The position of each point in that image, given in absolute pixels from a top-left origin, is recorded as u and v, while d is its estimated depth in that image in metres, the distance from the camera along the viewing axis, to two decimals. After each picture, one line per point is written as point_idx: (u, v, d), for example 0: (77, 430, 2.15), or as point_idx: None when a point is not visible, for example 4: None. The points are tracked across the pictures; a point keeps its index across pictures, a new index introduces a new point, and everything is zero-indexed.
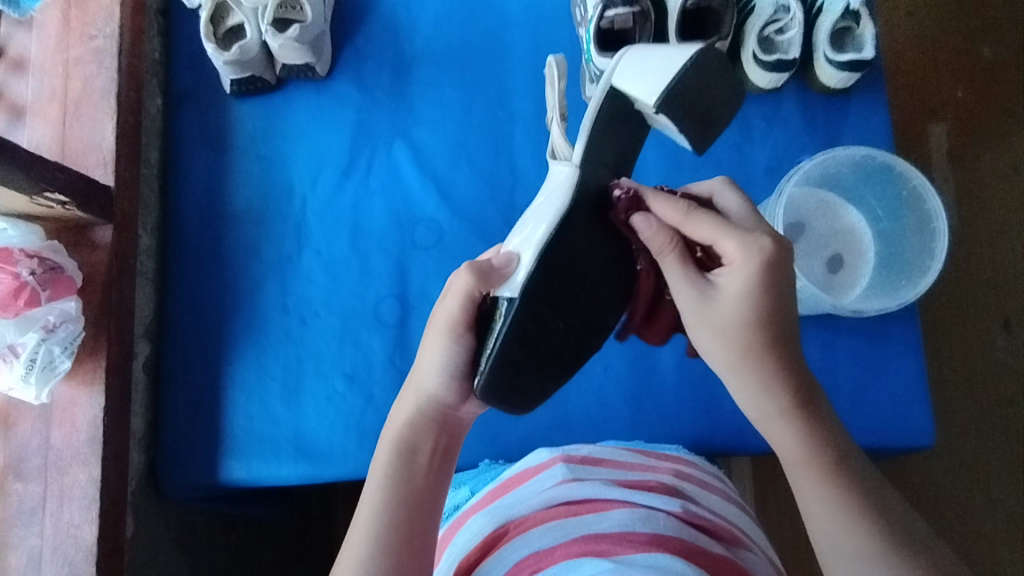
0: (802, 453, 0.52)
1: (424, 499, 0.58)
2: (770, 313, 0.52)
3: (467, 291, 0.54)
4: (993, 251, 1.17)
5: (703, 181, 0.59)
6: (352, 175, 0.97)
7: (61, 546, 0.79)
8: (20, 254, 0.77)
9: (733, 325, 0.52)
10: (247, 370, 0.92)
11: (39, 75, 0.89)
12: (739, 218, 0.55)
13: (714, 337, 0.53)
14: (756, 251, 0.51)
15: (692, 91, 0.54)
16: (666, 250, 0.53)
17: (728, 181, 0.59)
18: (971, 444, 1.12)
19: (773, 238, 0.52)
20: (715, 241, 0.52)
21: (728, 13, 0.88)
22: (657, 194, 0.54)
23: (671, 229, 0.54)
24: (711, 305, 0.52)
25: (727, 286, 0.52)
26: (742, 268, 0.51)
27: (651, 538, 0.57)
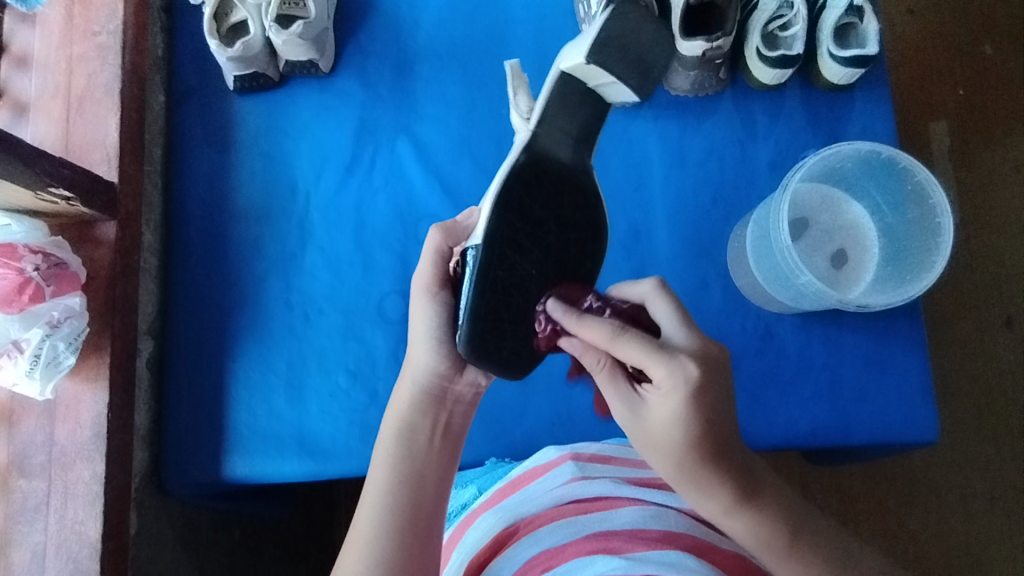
0: (758, 540, 0.54)
1: (423, 482, 0.58)
2: (699, 435, 0.52)
3: (435, 248, 0.61)
4: (995, 248, 1.17)
5: (639, 283, 0.60)
6: (355, 171, 0.97)
7: (66, 542, 0.79)
8: (24, 251, 0.78)
9: (662, 445, 0.53)
10: (251, 366, 0.92)
11: (42, 72, 0.89)
12: (669, 326, 0.56)
13: (647, 452, 0.55)
14: (676, 378, 0.50)
15: (620, 42, 0.58)
16: (600, 366, 0.56)
17: (660, 286, 0.59)
18: (973, 442, 1.11)
19: (699, 352, 0.52)
20: (638, 362, 0.52)
21: (730, 10, 0.88)
22: (577, 318, 0.54)
23: (602, 351, 0.55)
24: (640, 423, 0.54)
25: (653, 409, 0.53)
26: (671, 397, 0.51)
27: (663, 535, 0.57)
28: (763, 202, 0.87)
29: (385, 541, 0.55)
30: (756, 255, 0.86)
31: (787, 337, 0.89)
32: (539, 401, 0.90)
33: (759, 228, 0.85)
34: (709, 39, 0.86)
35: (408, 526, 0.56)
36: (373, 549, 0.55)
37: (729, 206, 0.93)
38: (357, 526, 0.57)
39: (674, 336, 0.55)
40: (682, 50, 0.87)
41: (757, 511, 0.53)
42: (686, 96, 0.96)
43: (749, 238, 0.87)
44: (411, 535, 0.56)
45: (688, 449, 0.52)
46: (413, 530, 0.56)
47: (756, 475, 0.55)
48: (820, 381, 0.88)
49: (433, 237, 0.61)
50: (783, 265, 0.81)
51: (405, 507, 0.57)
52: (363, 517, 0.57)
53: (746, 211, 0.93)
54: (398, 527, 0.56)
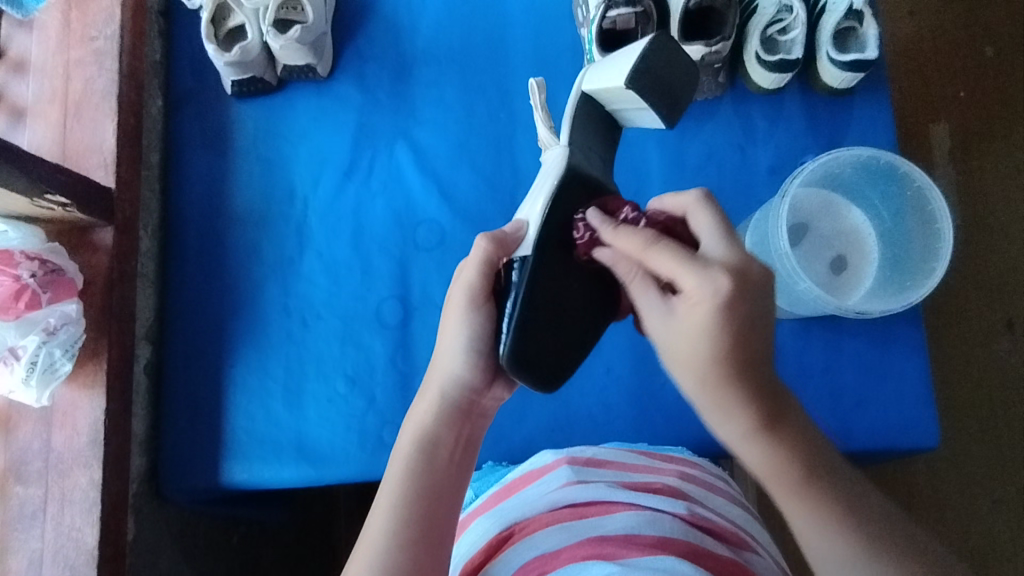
0: (770, 466, 0.50)
1: (441, 494, 0.58)
2: (737, 337, 0.47)
3: (484, 259, 0.57)
4: (995, 251, 1.17)
5: (683, 194, 0.55)
6: (353, 177, 0.97)
7: (62, 549, 0.78)
8: (20, 258, 0.77)
9: (692, 356, 0.48)
10: (249, 372, 0.91)
11: (39, 77, 0.89)
12: (711, 243, 0.51)
13: (676, 363, 0.50)
14: (711, 279, 0.47)
15: (655, 69, 0.60)
16: (631, 278, 0.51)
17: (705, 197, 0.54)
18: (972, 445, 1.11)
19: (738, 266, 0.48)
20: (671, 273, 0.48)
21: (730, 12, 0.87)
22: (614, 227, 0.52)
23: (634, 260, 0.51)
24: (673, 325, 0.49)
25: (684, 309, 0.48)
26: (703, 299, 0.47)
27: (657, 541, 0.57)
28: (763, 207, 0.87)
29: (395, 547, 0.54)
30: (755, 260, 0.85)
31: (785, 340, 0.89)
32: (538, 406, 0.89)
33: (758, 233, 0.85)
34: (708, 42, 0.86)
35: (421, 532, 0.55)
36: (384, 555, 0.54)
37: (728, 211, 0.93)
38: (367, 534, 0.56)
39: (713, 250, 0.50)
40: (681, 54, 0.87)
41: (774, 439, 0.49)
42: None
43: (748, 243, 0.86)
44: (418, 544, 0.55)
45: (717, 359, 0.48)
46: (427, 535, 0.55)
47: (782, 397, 0.50)
48: (818, 384, 0.88)
49: (478, 246, 0.57)
50: (783, 271, 0.80)
51: (416, 516, 0.56)
52: (373, 524, 0.56)
53: (746, 216, 0.93)
54: (411, 533, 0.55)
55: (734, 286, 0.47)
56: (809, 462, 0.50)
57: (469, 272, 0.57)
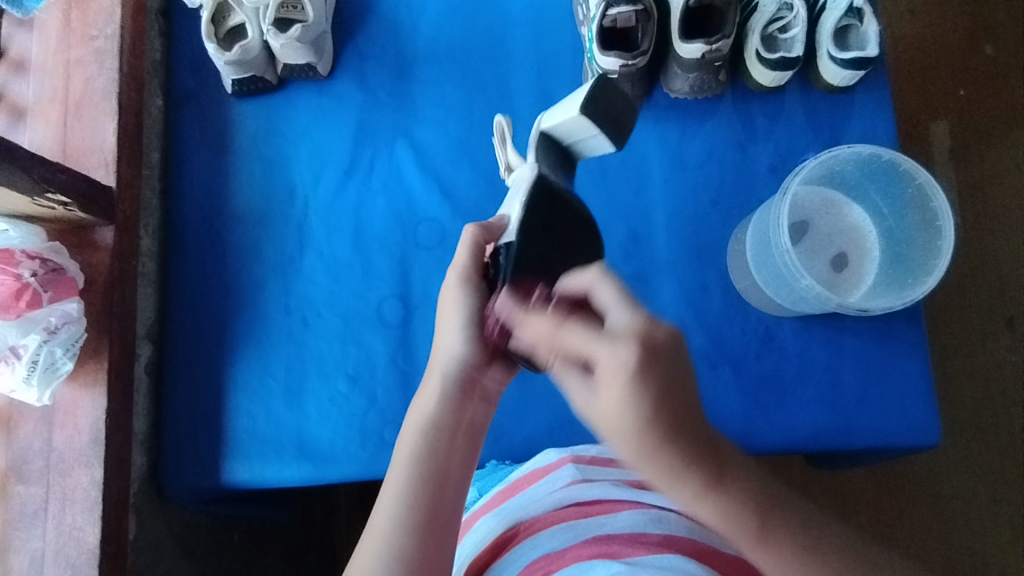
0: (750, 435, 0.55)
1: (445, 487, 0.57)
2: (657, 415, 0.44)
3: (472, 243, 0.61)
4: (995, 248, 1.17)
5: (583, 270, 0.51)
6: (354, 175, 0.97)
7: (64, 548, 0.78)
8: (21, 257, 0.77)
9: (619, 433, 0.45)
10: (250, 371, 0.91)
11: (40, 76, 0.89)
12: (614, 310, 0.48)
13: (609, 439, 0.47)
14: (619, 355, 0.45)
15: (602, 98, 0.62)
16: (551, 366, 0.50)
17: (605, 273, 0.50)
18: (974, 443, 1.11)
19: (643, 333, 0.45)
20: (584, 349, 0.47)
21: (730, 11, 0.87)
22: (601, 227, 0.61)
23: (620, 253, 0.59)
24: (594, 406, 0.46)
25: (603, 390, 0.45)
26: (615, 381, 0.45)
27: (663, 539, 0.57)
28: (764, 205, 0.87)
29: (397, 541, 0.54)
30: (757, 259, 0.85)
31: (787, 338, 0.89)
32: (539, 405, 0.89)
33: (760, 231, 0.85)
34: (708, 40, 0.85)
35: (426, 523, 0.55)
36: (387, 549, 0.54)
37: (730, 208, 0.93)
38: (371, 527, 0.56)
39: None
40: (682, 52, 0.87)
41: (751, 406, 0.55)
42: (686, 98, 0.95)
43: (750, 241, 0.86)
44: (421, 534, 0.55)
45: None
46: (431, 526, 0.55)
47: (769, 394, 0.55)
48: (820, 383, 0.88)
49: (467, 233, 0.61)
50: (784, 269, 0.80)
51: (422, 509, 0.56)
52: (378, 517, 0.56)
53: (746, 214, 0.93)
54: (416, 527, 0.55)
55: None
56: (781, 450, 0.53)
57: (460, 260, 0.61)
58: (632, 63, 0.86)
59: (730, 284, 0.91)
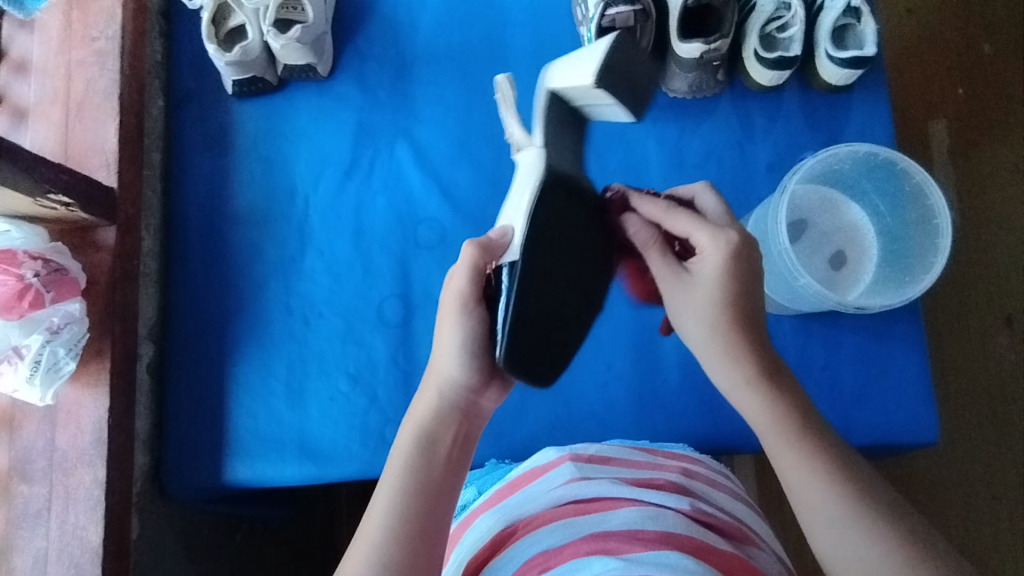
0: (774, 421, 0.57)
1: (441, 490, 0.58)
2: (739, 290, 0.57)
3: (472, 263, 0.57)
4: (993, 248, 1.17)
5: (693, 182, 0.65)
6: (354, 175, 0.97)
7: (67, 547, 0.79)
8: (24, 258, 0.78)
9: (705, 308, 0.58)
10: (251, 371, 0.92)
11: (41, 77, 0.89)
12: (714, 211, 0.61)
13: (695, 319, 0.58)
14: (720, 237, 0.57)
15: (619, 66, 0.59)
16: (648, 244, 0.60)
17: (709, 185, 0.63)
18: (973, 441, 1.12)
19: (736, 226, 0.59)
20: (687, 231, 0.58)
21: (727, 10, 0.88)
22: (639, 197, 0.61)
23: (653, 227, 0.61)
24: (687, 292, 0.58)
25: (700, 278, 0.58)
26: (713, 257, 0.57)
27: (660, 535, 0.57)
28: (762, 204, 0.87)
29: (394, 535, 0.55)
30: None
31: (786, 336, 0.89)
32: (539, 404, 0.90)
33: (758, 230, 0.85)
34: (706, 40, 0.85)
35: (418, 527, 0.55)
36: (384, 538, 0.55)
37: (729, 207, 0.94)
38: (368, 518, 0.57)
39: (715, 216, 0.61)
40: (679, 52, 0.87)
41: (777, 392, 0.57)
42: (685, 97, 0.96)
43: (749, 239, 0.87)
44: (417, 530, 0.55)
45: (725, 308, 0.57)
46: (424, 530, 0.55)
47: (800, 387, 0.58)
48: (819, 381, 0.88)
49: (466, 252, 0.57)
50: (782, 267, 0.81)
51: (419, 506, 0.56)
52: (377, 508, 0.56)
53: (745, 213, 0.93)
54: (409, 530, 0.55)
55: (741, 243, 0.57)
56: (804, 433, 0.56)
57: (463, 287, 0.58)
58: None
59: None
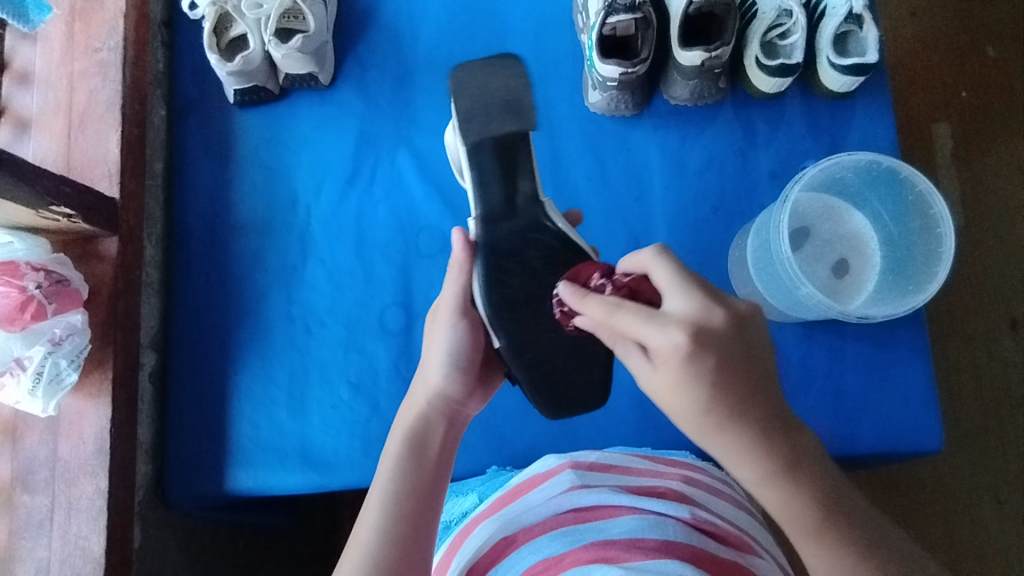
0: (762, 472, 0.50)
1: (434, 493, 0.59)
2: (712, 391, 0.48)
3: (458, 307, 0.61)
4: (997, 253, 1.16)
5: (640, 249, 0.54)
6: (356, 184, 0.97)
7: (69, 558, 0.79)
8: (26, 270, 0.78)
9: (682, 411, 0.50)
10: (253, 379, 0.92)
11: (44, 89, 0.90)
12: (668, 291, 0.51)
13: (677, 418, 0.51)
14: (670, 337, 0.48)
15: (477, 107, 0.58)
16: (614, 342, 0.53)
17: (659, 252, 0.53)
18: (978, 447, 1.11)
19: (695, 315, 0.48)
20: (638, 333, 0.49)
21: (730, 18, 0.86)
22: (580, 300, 0.54)
23: (607, 327, 0.52)
24: (658, 389, 0.51)
25: (662, 373, 0.50)
26: (671, 361, 0.48)
27: (660, 544, 0.57)
28: (764, 211, 0.87)
29: (391, 530, 0.55)
30: (757, 266, 0.85)
31: (788, 344, 0.89)
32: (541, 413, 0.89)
33: (760, 238, 0.85)
34: (708, 48, 0.85)
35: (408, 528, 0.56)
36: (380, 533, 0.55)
37: (731, 214, 0.93)
38: (363, 516, 0.57)
39: (670, 302, 0.50)
40: (682, 59, 0.87)
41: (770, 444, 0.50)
42: (686, 105, 0.96)
43: (750, 246, 0.86)
44: (412, 527, 0.56)
45: (707, 409, 0.49)
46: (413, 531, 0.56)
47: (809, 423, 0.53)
48: (822, 388, 0.88)
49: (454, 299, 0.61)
50: (784, 276, 0.80)
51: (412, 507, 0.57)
52: (371, 504, 0.57)
53: (747, 220, 0.93)
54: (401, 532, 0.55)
55: (694, 338, 0.48)
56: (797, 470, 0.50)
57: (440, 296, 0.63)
58: (632, 71, 0.86)
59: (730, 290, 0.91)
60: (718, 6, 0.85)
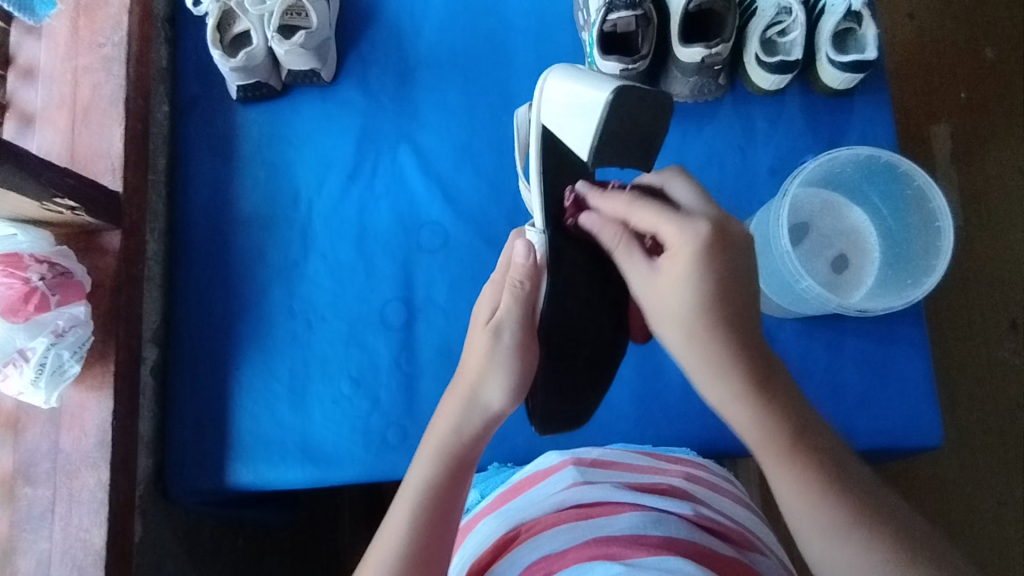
0: (756, 428, 0.50)
1: (457, 496, 0.56)
2: (717, 293, 0.51)
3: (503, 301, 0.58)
4: (996, 252, 1.17)
5: (657, 169, 0.58)
6: (357, 180, 0.97)
7: (70, 550, 0.79)
8: (30, 261, 0.78)
9: (675, 314, 0.52)
10: (254, 374, 0.92)
11: (48, 83, 0.90)
12: (688, 201, 0.54)
13: (664, 324, 0.53)
14: (691, 232, 0.51)
15: (621, 133, 0.55)
16: (616, 243, 0.55)
17: (680, 171, 0.56)
18: (978, 446, 1.11)
19: (718, 221, 0.52)
20: (654, 225, 0.53)
21: (729, 15, 0.87)
22: (600, 193, 0.56)
23: (620, 221, 0.55)
24: (655, 282, 0.53)
25: (667, 264, 0.52)
26: (685, 251, 0.51)
27: (663, 541, 0.57)
28: (764, 207, 0.87)
29: (414, 541, 0.53)
30: (758, 263, 0.86)
31: (788, 341, 0.89)
32: None
33: (761, 235, 0.85)
34: (708, 45, 0.86)
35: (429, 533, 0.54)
36: (403, 544, 0.53)
37: (731, 210, 0.94)
38: (386, 528, 0.55)
39: (691, 207, 0.54)
40: (681, 56, 0.88)
41: (765, 402, 0.50)
42: (686, 103, 0.96)
43: (751, 242, 0.87)
44: (433, 539, 0.54)
45: (703, 306, 0.51)
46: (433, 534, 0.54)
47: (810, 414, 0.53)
48: (821, 385, 0.88)
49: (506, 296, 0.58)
50: (785, 271, 0.81)
51: (436, 512, 0.54)
52: (396, 515, 0.55)
53: (747, 216, 0.93)
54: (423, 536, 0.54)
55: (712, 236, 0.51)
56: (795, 434, 0.50)
57: (503, 313, 0.57)
58: (632, 68, 0.87)
59: None
60: (717, 2, 0.87)
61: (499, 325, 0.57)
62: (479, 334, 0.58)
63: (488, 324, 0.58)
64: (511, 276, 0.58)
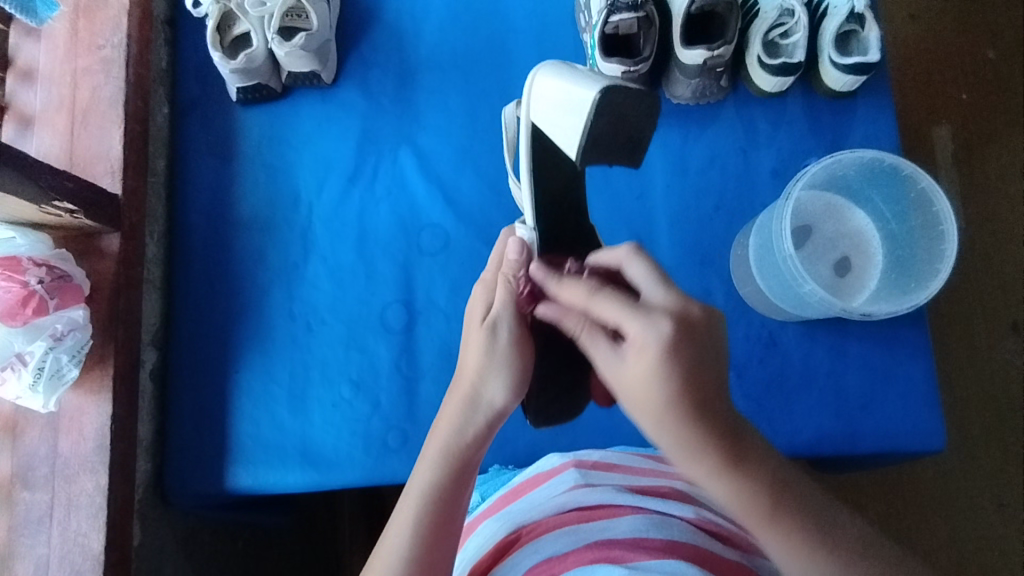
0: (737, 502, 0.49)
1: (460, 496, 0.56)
2: (684, 388, 0.48)
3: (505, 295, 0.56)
4: (999, 255, 1.16)
5: (615, 246, 0.55)
6: (358, 182, 0.97)
7: (69, 555, 0.78)
8: (29, 265, 0.78)
9: (643, 401, 0.49)
10: (254, 377, 0.92)
11: (46, 85, 0.90)
12: (648, 288, 0.51)
13: (634, 412, 0.50)
14: (651, 328, 0.48)
15: (607, 134, 0.51)
16: (580, 331, 0.53)
17: (636, 250, 0.54)
18: (981, 449, 1.11)
19: (678, 312, 0.49)
20: (616, 321, 0.50)
21: (731, 17, 0.87)
22: (557, 280, 0.54)
23: (581, 311, 0.53)
24: (621, 377, 0.50)
25: (631, 360, 0.49)
26: (647, 352, 0.48)
27: (665, 544, 0.56)
28: (766, 210, 0.87)
29: (417, 542, 0.53)
30: (760, 265, 0.85)
31: (790, 343, 0.89)
32: None
33: (763, 237, 0.84)
34: (710, 47, 0.85)
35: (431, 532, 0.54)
36: (409, 541, 0.53)
37: (733, 213, 0.93)
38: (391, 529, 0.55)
39: (650, 294, 0.51)
40: (683, 58, 0.87)
41: (743, 477, 0.49)
42: (687, 104, 0.96)
43: (753, 244, 0.86)
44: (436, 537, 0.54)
45: (673, 402, 0.48)
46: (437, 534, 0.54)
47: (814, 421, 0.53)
48: (824, 387, 0.88)
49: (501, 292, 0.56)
50: (787, 274, 0.80)
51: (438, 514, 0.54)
52: (402, 513, 0.55)
53: (749, 219, 0.93)
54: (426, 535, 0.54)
55: (677, 330, 0.48)
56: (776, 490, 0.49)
57: (500, 309, 0.56)
58: (633, 70, 0.87)
59: (732, 288, 0.91)
60: (720, 5, 0.86)
61: (496, 322, 0.56)
62: (474, 331, 0.57)
63: (484, 322, 0.57)
64: (504, 272, 0.57)
